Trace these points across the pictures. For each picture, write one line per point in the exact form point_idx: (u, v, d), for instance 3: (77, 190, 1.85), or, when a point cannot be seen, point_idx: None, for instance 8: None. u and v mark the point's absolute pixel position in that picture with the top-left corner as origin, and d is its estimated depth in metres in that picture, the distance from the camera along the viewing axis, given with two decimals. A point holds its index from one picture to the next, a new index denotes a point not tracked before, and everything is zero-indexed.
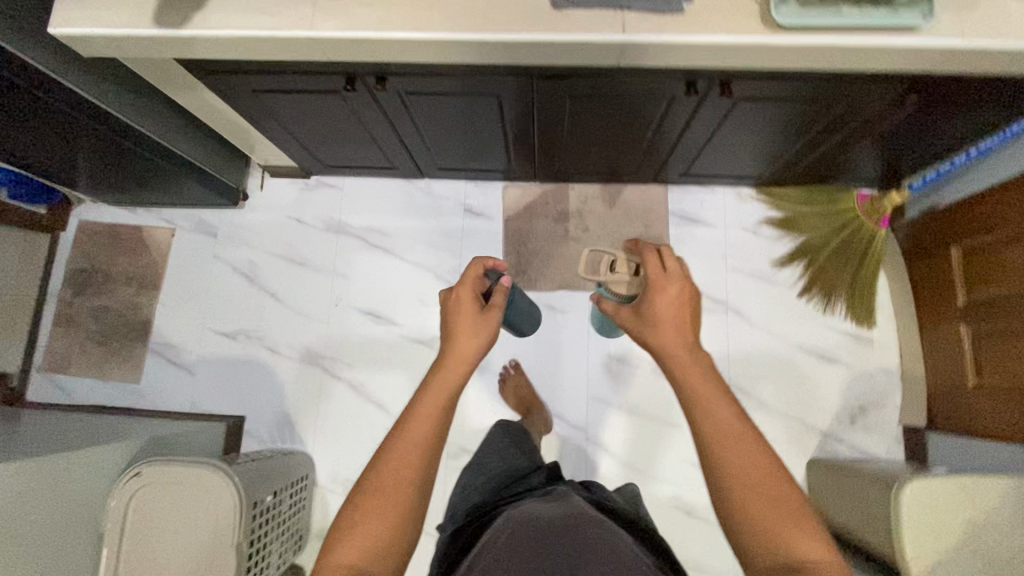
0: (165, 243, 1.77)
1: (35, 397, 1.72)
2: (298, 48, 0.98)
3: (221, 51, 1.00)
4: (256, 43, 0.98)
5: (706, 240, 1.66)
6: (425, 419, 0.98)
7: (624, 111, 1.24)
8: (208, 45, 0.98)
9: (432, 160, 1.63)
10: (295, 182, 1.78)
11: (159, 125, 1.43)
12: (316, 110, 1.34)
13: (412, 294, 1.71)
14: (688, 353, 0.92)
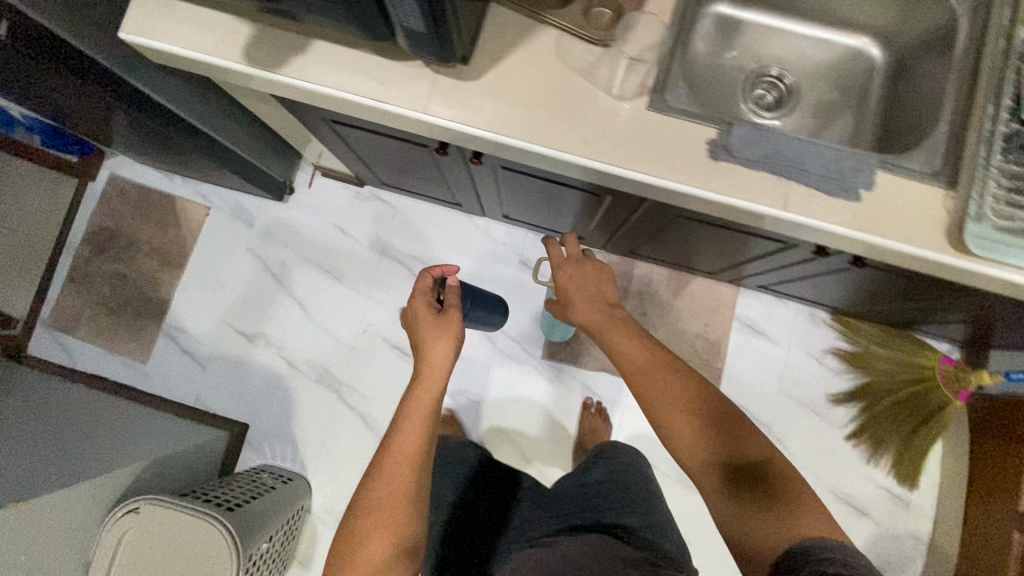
0: (197, 221, 1.66)
1: (36, 352, 1.64)
2: (402, 122, 0.83)
3: (311, 101, 0.86)
4: (355, 107, 0.83)
5: (765, 357, 1.55)
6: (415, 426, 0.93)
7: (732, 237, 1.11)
8: (299, 94, 0.84)
9: (500, 207, 1.50)
10: (347, 188, 1.65)
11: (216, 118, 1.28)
12: (394, 147, 1.20)
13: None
14: (601, 311, 0.93)
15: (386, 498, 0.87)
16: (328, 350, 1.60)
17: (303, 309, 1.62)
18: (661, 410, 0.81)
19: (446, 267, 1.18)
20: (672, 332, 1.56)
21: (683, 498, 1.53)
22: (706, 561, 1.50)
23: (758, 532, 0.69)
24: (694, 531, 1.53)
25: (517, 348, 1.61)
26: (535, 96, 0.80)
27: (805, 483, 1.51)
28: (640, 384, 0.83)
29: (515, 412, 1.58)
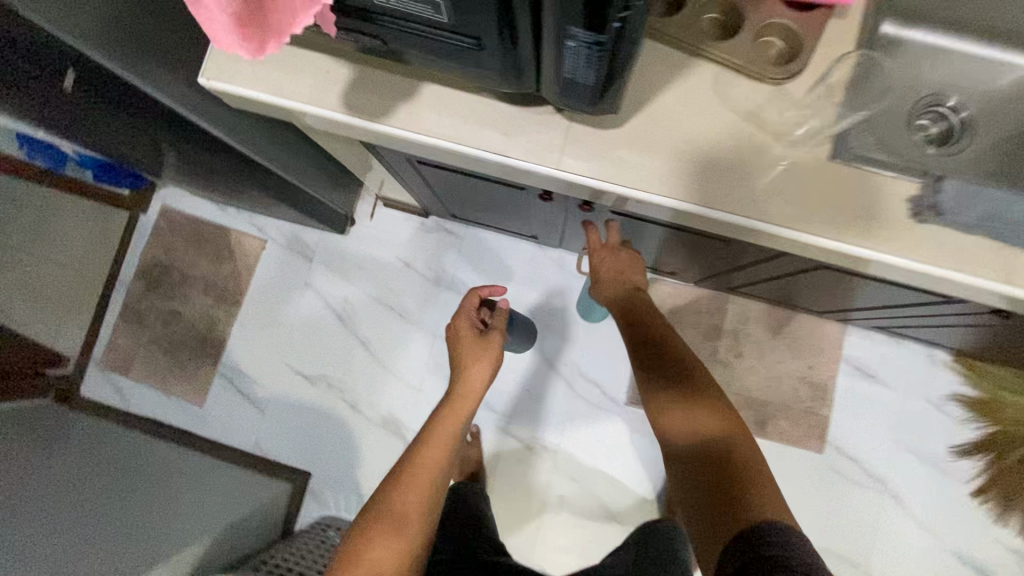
0: (253, 254, 1.57)
1: (89, 394, 1.57)
2: (526, 177, 0.71)
3: (413, 152, 0.75)
4: (464, 158, 0.71)
5: (877, 402, 1.39)
6: (441, 441, 0.93)
7: None
8: (402, 145, 0.73)
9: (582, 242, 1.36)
10: (411, 219, 1.54)
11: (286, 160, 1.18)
12: (480, 186, 1.08)
13: (518, 381, 1.48)
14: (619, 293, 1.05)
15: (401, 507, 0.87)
16: (392, 394, 1.49)
17: (367, 348, 1.51)
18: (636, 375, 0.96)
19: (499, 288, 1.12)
20: (771, 375, 1.41)
21: None
22: None
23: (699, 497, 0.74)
24: None
25: (598, 391, 1.47)
26: (691, 144, 0.66)
27: (926, 546, 1.35)
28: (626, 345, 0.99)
29: (597, 462, 1.44)
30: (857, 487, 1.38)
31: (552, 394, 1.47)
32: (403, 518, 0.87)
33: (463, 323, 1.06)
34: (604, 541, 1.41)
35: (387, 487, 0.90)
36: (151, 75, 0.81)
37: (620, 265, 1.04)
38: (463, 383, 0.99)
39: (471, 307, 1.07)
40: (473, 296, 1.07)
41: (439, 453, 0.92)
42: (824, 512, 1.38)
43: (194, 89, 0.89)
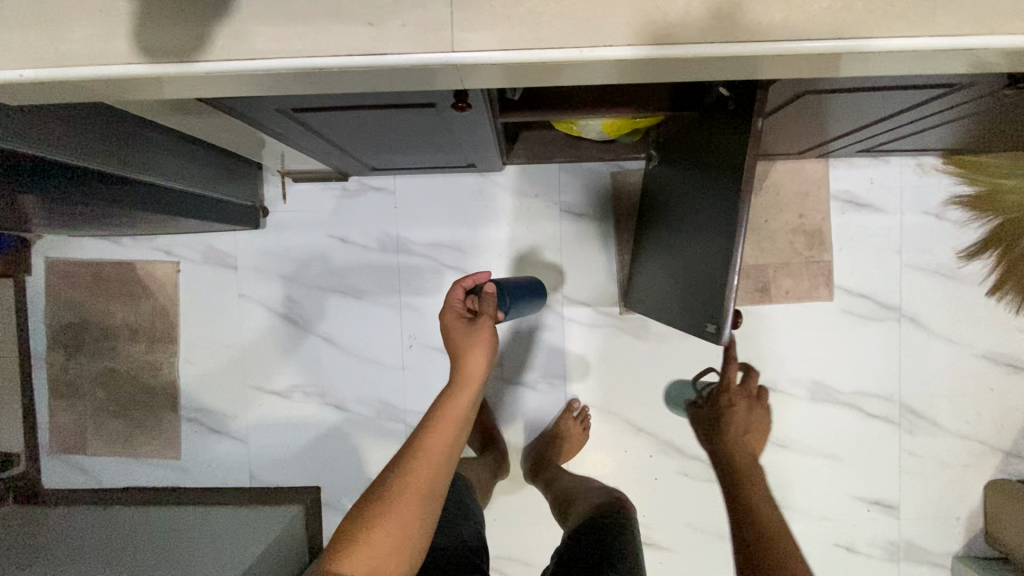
0: (170, 281, 1.36)
1: (52, 483, 1.41)
2: (420, 79, 0.54)
3: (265, 89, 0.56)
4: (332, 77, 0.53)
5: (876, 231, 1.30)
6: (452, 423, 0.75)
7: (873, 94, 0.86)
8: (246, 85, 0.54)
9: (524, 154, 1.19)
10: (331, 187, 1.34)
11: (154, 164, 0.98)
12: (383, 123, 0.88)
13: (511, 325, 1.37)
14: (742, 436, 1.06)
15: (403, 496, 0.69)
16: (376, 381, 1.36)
17: (333, 343, 1.35)
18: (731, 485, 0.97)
19: (479, 276, 0.93)
20: (763, 236, 1.30)
21: (823, 415, 1.32)
22: (867, 471, 1.33)
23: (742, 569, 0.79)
24: (845, 447, 1.33)
25: (593, 310, 1.35)
26: None
27: (952, 357, 1.31)
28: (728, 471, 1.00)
29: (609, 382, 1.36)
30: (877, 322, 1.31)
31: (551, 329, 1.36)
32: (406, 504, 0.69)
33: (451, 317, 0.86)
34: (638, 453, 1.36)
35: (384, 475, 0.72)
36: None
37: (748, 416, 1.09)
38: (463, 371, 0.78)
39: (458, 300, 0.88)
40: (458, 290, 0.89)
41: (447, 437, 0.74)
42: (848, 357, 1.32)
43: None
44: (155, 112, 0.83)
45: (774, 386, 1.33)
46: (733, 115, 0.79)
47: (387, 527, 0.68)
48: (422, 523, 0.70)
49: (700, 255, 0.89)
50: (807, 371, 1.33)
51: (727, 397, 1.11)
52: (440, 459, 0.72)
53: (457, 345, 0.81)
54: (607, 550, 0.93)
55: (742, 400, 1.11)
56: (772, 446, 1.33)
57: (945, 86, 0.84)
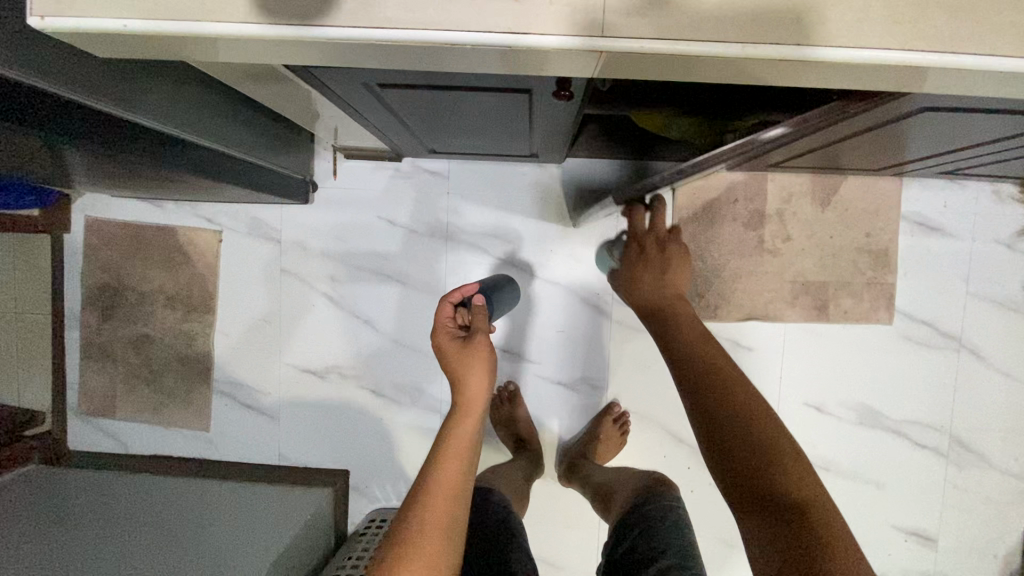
0: (211, 250, 1.33)
1: (77, 445, 1.39)
2: (552, 63, 0.49)
3: (382, 61, 0.52)
4: (459, 54, 0.49)
5: (944, 257, 1.25)
6: (462, 453, 0.71)
7: (986, 120, 0.81)
8: (365, 54, 0.50)
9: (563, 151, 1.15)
10: (382, 166, 1.29)
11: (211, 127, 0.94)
12: (462, 106, 0.84)
13: (527, 319, 1.33)
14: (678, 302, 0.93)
15: (417, 543, 0.64)
16: (413, 369, 1.33)
17: (372, 327, 1.32)
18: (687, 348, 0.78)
19: (466, 288, 0.92)
20: (826, 252, 1.25)
21: (869, 441, 1.29)
22: (908, 501, 1.29)
23: (736, 488, 0.61)
24: (889, 475, 1.30)
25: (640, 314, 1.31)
26: None
27: (1009, 393, 1.27)
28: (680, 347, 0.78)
29: (651, 389, 1.32)
30: (935, 350, 1.27)
31: (584, 325, 1.32)
32: (422, 553, 0.63)
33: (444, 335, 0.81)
34: (676, 464, 1.33)
35: (393, 526, 0.67)
36: (51, 73, 0.63)
37: (664, 264, 1.01)
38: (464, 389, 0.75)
39: (448, 317, 0.84)
40: (446, 305, 0.85)
41: (459, 464, 0.70)
42: (901, 384, 1.28)
43: (96, 68, 0.68)
44: (232, 75, 0.80)
45: (821, 407, 1.29)
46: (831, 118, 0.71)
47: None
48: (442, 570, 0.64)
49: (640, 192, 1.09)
50: (856, 395, 1.29)
51: (636, 242, 1.09)
52: (450, 497, 0.67)
53: (453, 374, 0.77)
54: (659, 543, 0.90)
55: (651, 242, 1.07)
56: (814, 468, 1.30)
57: None
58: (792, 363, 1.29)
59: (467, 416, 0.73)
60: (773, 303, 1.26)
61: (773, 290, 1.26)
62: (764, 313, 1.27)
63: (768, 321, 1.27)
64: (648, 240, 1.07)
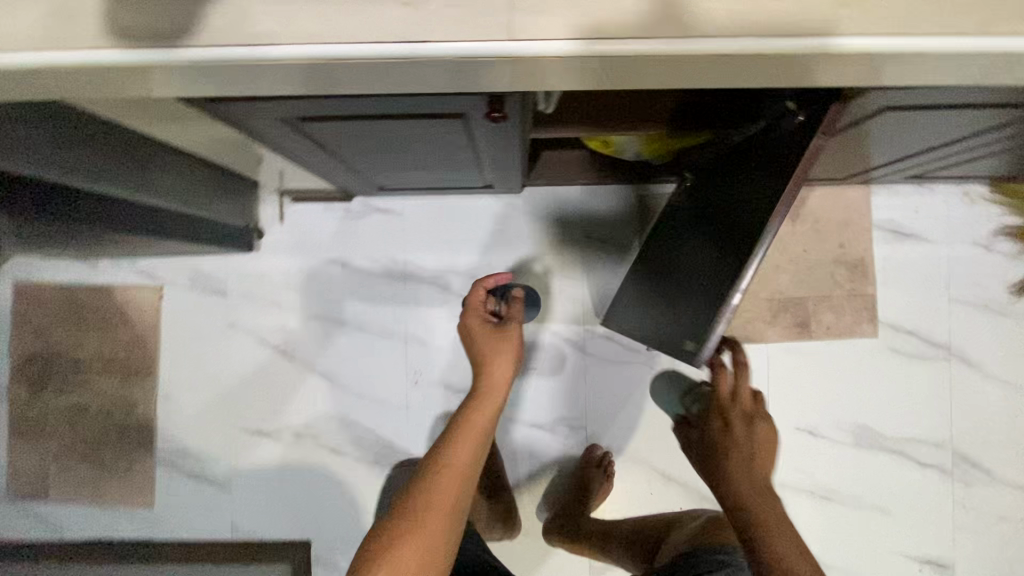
0: (151, 308, 1.23)
1: (4, 535, 1.24)
2: (467, 77, 0.43)
3: (272, 86, 0.45)
4: (355, 73, 0.42)
5: (922, 263, 1.21)
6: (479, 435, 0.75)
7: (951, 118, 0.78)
8: (250, 80, 0.43)
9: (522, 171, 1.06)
10: (332, 208, 1.22)
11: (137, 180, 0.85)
12: (398, 137, 0.77)
13: None
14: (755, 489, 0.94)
15: (434, 503, 0.69)
16: (377, 421, 1.22)
17: (330, 379, 1.22)
18: (782, 546, 0.83)
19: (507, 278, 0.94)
20: (801, 267, 1.20)
21: (868, 464, 1.21)
22: (917, 527, 1.20)
23: None
24: (894, 499, 1.21)
25: (615, 344, 1.23)
26: None
27: (1007, 401, 1.21)
28: (762, 522, 0.87)
29: (634, 425, 1.23)
30: (925, 362, 1.21)
31: (558, 359, 1.24)
32: (435, 516, 0.68)
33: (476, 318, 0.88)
34: (667, 506, 1.23)
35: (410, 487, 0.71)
36: None
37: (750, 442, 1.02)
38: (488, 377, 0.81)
39: (478, 304, 0.90)
40: (480, 289, 0.90)
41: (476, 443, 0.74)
42: (895, 400, 1.21)
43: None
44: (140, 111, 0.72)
45: (815, 431, 1.22)
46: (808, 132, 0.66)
47: (415, 539, 0.66)
48: (452, 528, 0.70)
49: (693, 333, 0.85)
50: (850, 414, 1.21)
51: (718, 416, 1.07)
52: (466, 468, 0.72)
53: (478, 360, 0.83)
54: None
55: (739, 418, 1.05)
56: (815, 498, 1.21)
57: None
58: (779, 386, 1.22)
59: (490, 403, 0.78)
60: (751, 324, 1.20)
61: (751, 310, 1.20)
62: (744, 335, 1.20)
63: (749, 343, 1.21)
64: (738, 417, 1.05)
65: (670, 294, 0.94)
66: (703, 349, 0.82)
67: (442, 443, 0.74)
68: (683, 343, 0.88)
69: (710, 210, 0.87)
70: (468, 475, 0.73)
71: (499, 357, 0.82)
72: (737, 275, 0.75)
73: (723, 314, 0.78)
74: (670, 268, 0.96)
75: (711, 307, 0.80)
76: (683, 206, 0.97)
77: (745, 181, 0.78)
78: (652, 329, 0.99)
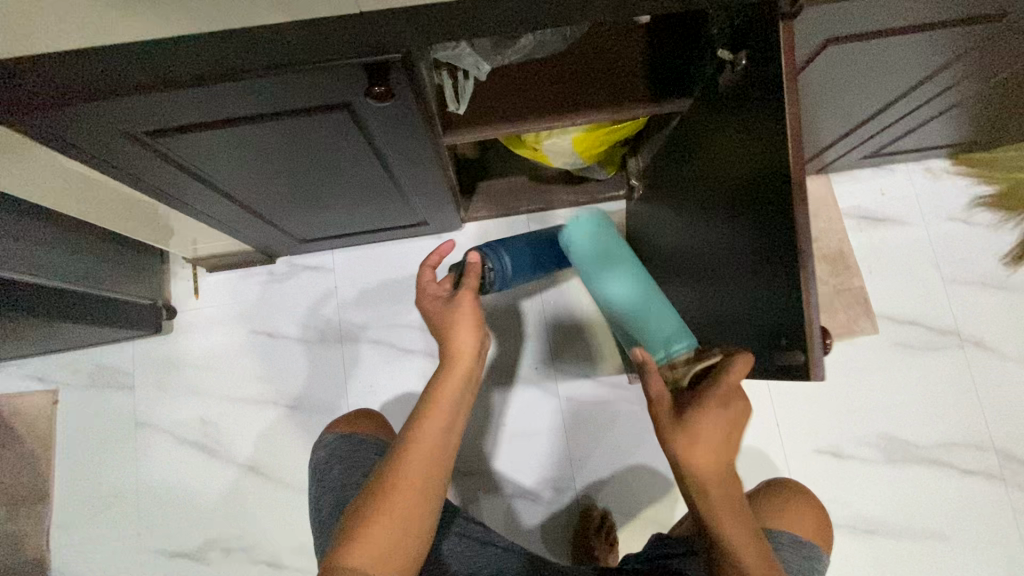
0: (46, 416, 1.04)
1: None
2: None
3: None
4: None
5: (904, 246, 1.12)
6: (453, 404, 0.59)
7: (894, 68, 0.72)
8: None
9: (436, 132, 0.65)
10: (253, 273, 1.09)
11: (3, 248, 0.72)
12: (289, 157, 0.67)
13: None
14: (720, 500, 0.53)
15: (396, 489, 0.53)
16: None
17: (263, 472, 1.02)
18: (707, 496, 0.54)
19: (447, 247, 0.73)
20: None
21: (907, 481, 1.03)
22: (983, 552, 1.00)
23: None
24: (948, 521, 1.02)
25: (590, 383, 1.06)
26: None
27: None
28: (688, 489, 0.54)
29: (631, 477, 1.03)
30: (938, 352, 1.08)
31: (530, 409, 1.05)
32: (406, 505, 0.53)
33: (433, 288, 0.69)
34: None
35: (374, 472, 0.56)
36: None
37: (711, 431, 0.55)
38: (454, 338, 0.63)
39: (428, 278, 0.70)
40: (426, 270, 0.70)
41: (449, 413, 0.58)
42: (916, 401, 1.06)
43: None
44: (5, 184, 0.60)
45: (837, 451, 1.04)
46: (758, 80, 0.55)
47: (382, 533, 0.51)
48: (427, 519, 0.54)
49: (786, 322, 0.52)
50: (872, 425, 1.05)
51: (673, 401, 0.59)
52: (440, 444, 0.57)
53: (438, 320, 0.65)
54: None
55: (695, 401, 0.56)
56: (857, 534, 1.01)
57: (982, 47, 0.70)
58: (785, 403, 1.06)
59: (458, 365, 0.61)
60: None
61: None
62: None
63: None
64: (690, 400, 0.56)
65: (713, 312, 0.69)
66: (805, 357, 0.50)
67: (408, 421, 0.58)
68: (780, 350, 0.54)
69: (707, 208, 0.68)
70: (442, 454, 0.56)
71: (461, 311, 0.64)
72: (790, 204, 0.50)
73: (800, 262, 0.49)
74: (709, 310, 0.70)
75: (791, 260, 0.51)
76: (684, 245, 0.77)
77: (726, 139, 0.62)
78: None
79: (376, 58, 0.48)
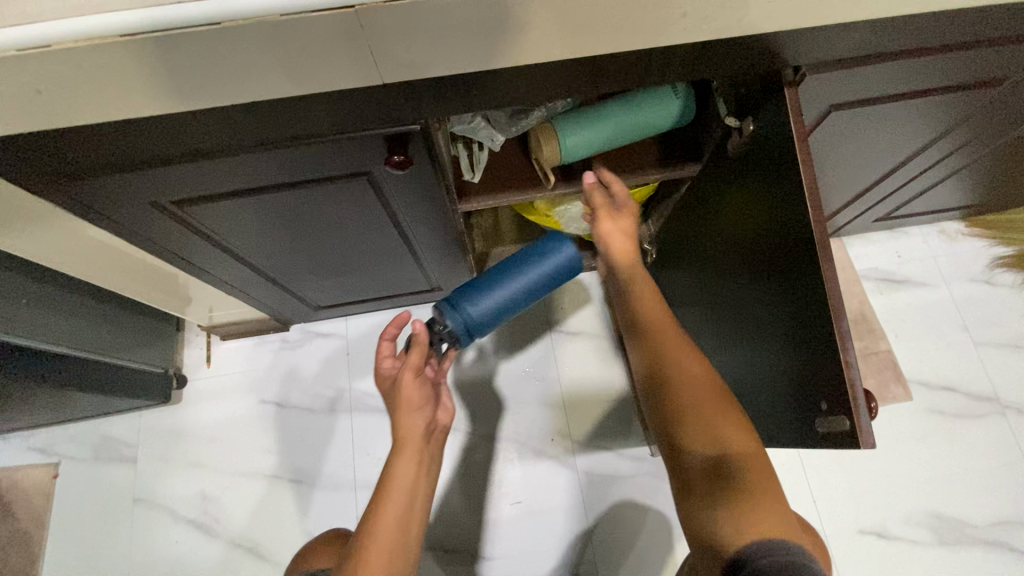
0: (45, 492, 1.00)
1: None
2: (278, 49, 0.40)
3: (80, 81, 0.40)
4: (154, 43, 0.38)
5: (929, 308, 1.09)
6: (407, 495, 0.58)
7: (896, 134, 0.74)
8: (52, 74, 0.39)
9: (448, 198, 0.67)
10: (267, 341, 1.09)
11: (17, 316, 0.73)
12: (306, 224, 0.68)
13: (468, 496, 0.99)
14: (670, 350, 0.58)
15: None
16: None
17: (261, 553, 0.96)
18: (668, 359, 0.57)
19: (403, 317, 0.68)
20: None
21: (966, 567, 0.93)
22: None
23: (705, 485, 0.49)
24: None
25: (608, 455, 1.01)
26: None
27: None
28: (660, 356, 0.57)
29: (655, 562, 0.95)
30: (980, 419, 1.01)
31: (544, 483, 0.99)
32: None
33: (388, 363, 0.67)
34: None
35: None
36: None
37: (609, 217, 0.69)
38: (401, 424, 0.62)
39: (387, 357, 0.67)
40: (385, 345, 0.67)
41: (405, 508, 0.57)
42: (962, 472, 0.98)
43: None
44: (32, 250, 0.61)
45: (883, 532, 0.96)
46: (770, 144, 0.56)
47: None
48: None
49: (821, 384, 0.50)
50: (916, 501, 0.97)
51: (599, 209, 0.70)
52: (397, 542, 0.55)
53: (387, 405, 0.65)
54: None
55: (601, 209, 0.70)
56: None
57: (984, 113, 0.72)
58: (819, 477, 0.99)
59: (408, 451, 0.60)
60: None
61: None
62: None
63: None
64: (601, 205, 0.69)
65: (736, 377, 0.66)
66: (859, 415, 0.47)
67: (360, 520, 0.57)
68: (819, 415, 0.51)
69: (725, 274, 0.67)
70: (403, 548, 0.55)
71: (405, 392, 0.63)
72: (814, 262, 0.50)
73: (834, 321, 0.48)
74: (735, 375, 0.67)
75: (823, 322, 0.49)
76: (703, 308, 0.75)
77: (737, 204, 0.63)
78: (772, 441, 0.61)
79: (397, 127, 0.51)
